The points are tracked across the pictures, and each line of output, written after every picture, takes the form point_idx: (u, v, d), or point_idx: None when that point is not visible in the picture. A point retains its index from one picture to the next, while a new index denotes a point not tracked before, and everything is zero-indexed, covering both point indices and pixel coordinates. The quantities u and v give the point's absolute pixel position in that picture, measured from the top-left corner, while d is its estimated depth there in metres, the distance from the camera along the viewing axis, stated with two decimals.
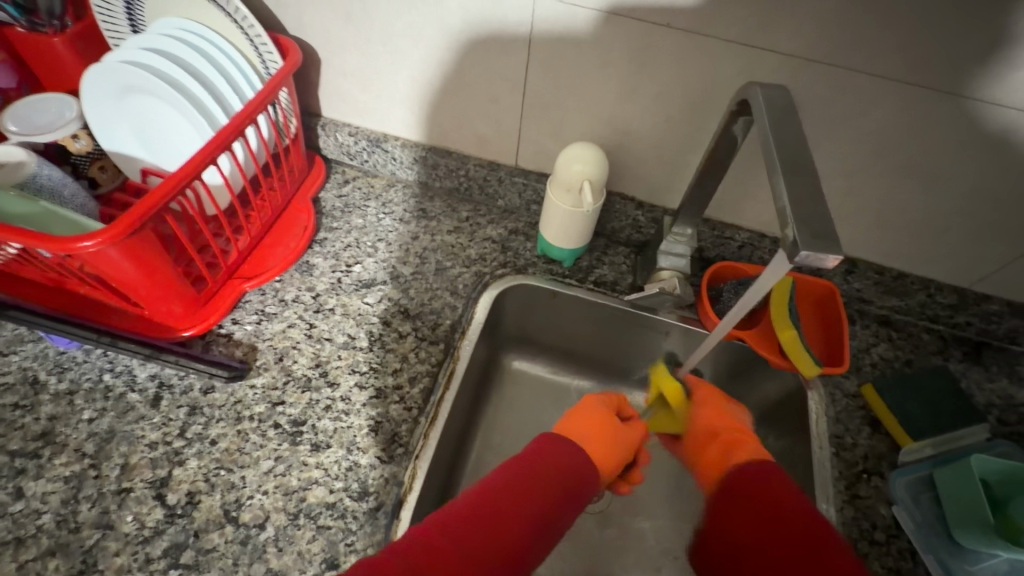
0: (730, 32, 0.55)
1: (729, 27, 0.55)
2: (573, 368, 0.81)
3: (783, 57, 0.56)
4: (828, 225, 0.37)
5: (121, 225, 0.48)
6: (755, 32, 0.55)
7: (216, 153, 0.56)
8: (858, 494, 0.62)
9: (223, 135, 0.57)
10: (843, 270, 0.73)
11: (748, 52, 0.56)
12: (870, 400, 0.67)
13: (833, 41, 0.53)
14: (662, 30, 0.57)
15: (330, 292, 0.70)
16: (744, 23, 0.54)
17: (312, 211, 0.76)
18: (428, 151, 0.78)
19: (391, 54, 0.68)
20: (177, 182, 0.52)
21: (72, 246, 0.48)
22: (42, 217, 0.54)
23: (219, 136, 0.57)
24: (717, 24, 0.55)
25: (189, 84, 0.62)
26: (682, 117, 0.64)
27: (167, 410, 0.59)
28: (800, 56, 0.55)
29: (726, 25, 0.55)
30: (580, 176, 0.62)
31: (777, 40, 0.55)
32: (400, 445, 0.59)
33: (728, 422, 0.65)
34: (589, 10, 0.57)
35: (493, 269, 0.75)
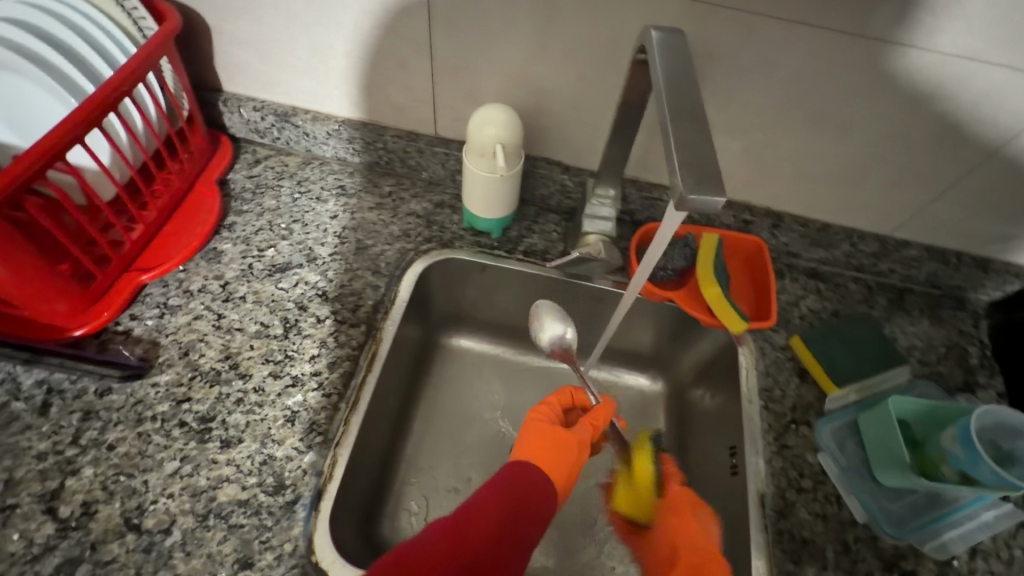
0: None
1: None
2: (512, 342, 0.79)
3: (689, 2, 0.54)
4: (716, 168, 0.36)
5: None
6: None
7: (81, 128, 0.51)
8: (786, 444, 0.62)
9: (88, 107, 0.52)
10: (770, 225, 0.73)
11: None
12: (798, 351, 0.68)
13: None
14: None
15: (240, 280, 0.66)
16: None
17: (218, 194, 0.71)
18: (341, 123, 0.73)
19: (284, 17, 0.63)
20: (30, 162, 0.47)
21: None
22: None
23: (83, 109, 0.51)
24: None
25: (53, 57, 0.56)
26: (596, 73, 0.61)
27: (57, 417, 0.54)
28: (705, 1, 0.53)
29: None
30: (492, 139, 0.59)
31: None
32: (320, 433, 0.56)
33: (697, 541, 0.54)
34: None
35: (418, 244, 0.72)
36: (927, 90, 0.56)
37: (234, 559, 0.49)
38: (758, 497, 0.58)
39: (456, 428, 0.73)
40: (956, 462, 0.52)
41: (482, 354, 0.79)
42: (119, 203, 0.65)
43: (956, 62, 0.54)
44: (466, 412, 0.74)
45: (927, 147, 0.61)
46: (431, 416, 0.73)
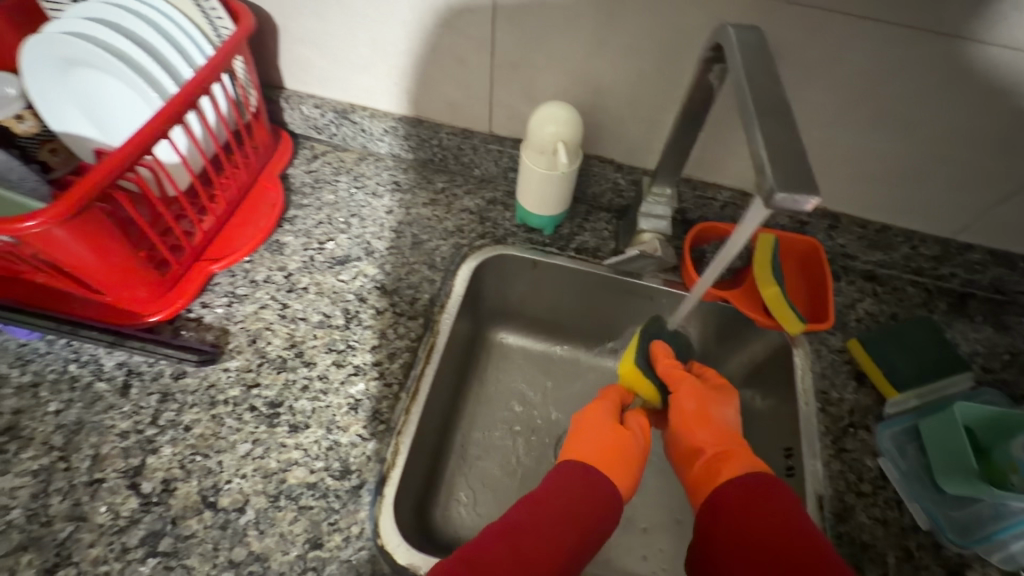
0: None
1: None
2: (559, 338, 0.80)
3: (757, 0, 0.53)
4: (803, 168, 0.36)
5: (65, 202, 0.46)
6: None
7: (166, 125, 0.54)
8: (844, 447, 0.61)
9: (174, 104, 0.54)
10: (826, 226, 0.72)
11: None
12: (855, 354, 0.67)
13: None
14: None
15: (303, 271, 0.68)
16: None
17: (280, 188, 0.73)
18: (398, 121, 0.75)
19: (351, 17, 0.64)
20: (124, 157, 0.50)
21: (14, 227, 0.45)
22: None
23: (169, 107, 0.54)
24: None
25: (141, 58, 0.59)
26: (657, 72, 0.61)
27: (137, 398, 0.57)
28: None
29: None
30: (553, 138, 0.60)
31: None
32: (382, 422, 0.58)
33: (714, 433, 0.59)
34: None
35: (471, 240, 0.73)
36: (1005, 89, 0.55)
37: (304, 539, 0.51)
38: (817, 500, 0.58)
39: (505, 421, 0.74)
40: None
41: (530, 350, 0.80)
42: (190, 196, 0.67)
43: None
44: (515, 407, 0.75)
45: (998, 148, 0.60)
46: (480, 409, 0.74)
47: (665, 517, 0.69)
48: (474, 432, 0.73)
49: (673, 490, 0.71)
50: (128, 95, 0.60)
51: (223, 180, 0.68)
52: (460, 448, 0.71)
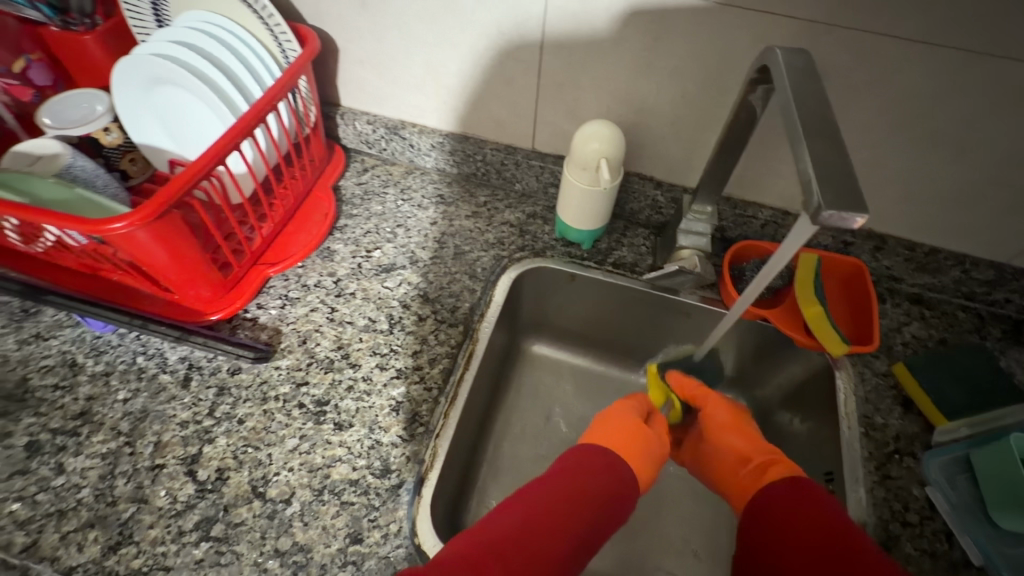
0: None
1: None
2: (593, 351, 0.81)
3: (802, 23, 0.54)
4: (850, 188, 0.36)
5: (148, 207, 0.51)
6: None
7: (237, 139, 0.59)
8: (889, 475, 0.59)
9: (245, 120, 0.59)
10: (872, 247, 0.71)
11: (767, 19, 0.55)
12: (902, 379, 0.65)
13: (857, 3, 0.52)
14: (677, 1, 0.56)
15: (351, 277, 0.71)
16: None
17: (333, 198, 0.77)
18: (445, 137, 0.78)
19: (406, 39, 0.68)
20: (200, 168, 0.55)
21: (104, 228, 0.50)
22: (72, 203, 0.58)
23: (240, 122, 0.59)
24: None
25: (224, 84, 0.65)
26: (700, 92, 0.63)
27: (197, 390, 0.61)
28: (822, 21, 0.54)
29: None
30: (596, 154, 0.61)
31: (798, 6, 0.53)
32: (421, 424, 0.60)
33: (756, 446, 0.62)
34: None
35: (511, 252, 0.75)
36: None
37: (345, 534, 0.53)
38: (860, 528, 0.56)
39: (537, 431, 0.75)
40: None
41: (565, 362, 0.81)
42: (251, 203, 0.72)
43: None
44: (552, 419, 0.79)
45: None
46: (513, 418, 0.76)
47: (699, 539, 0.68)
48: (506, 441, 0.74)
49: (707, 511, 0.70)
50: (208, 117, 0.67)
51: (281, 189, 0.72)
52: (493, 456, 0.72)
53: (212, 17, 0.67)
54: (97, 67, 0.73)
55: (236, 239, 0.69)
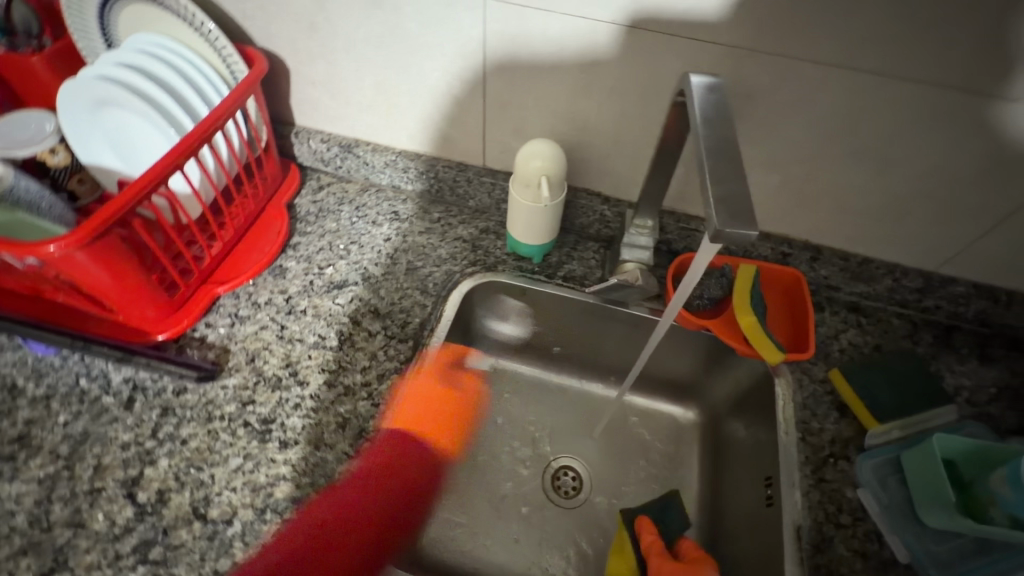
0: (674, 26, 0.57)
1: (671, 19, 0.57)
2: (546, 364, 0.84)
3: (725, 48, 0.57)
4: (747, 210, 0.39)
5: (85, 229, 0.51)
6: (697, 26, 0.56)
7: (181, 159, 0.59)
8: (824, 478, 0.61)
9: (189, 140, 0.60)
10: (808, 257, 0.74)
11: (692, 44, 0.58)
12: (837, 384, 0.67)
13: (773, 30, 0.55)
14: (608, 27, 0.59)
15: (302, 294, 0.72)
16: (684, 15, 0.56)
17: (286, 216, 0.78)
18: (398, 154, 0.80)
19: (355, 61, 0.70)
20: (140, 189, 0.55)
21: (39, 250, 0.50)
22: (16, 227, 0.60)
23: (183, 143, 0.59)
24: (659, 16, 0.56)
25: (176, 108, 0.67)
26: (635, 113, 0.65)
27: (140, 412, 0.60)
28: (742, 46, 0.57)
29: (671, 19, 0.56)
30: (538, 172, 0.62)
31: (720, 32, 0.56)
32: (368, 440, 0.60)
33: None
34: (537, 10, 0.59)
35: (463, 267, 0.76)
36: (969, 129, 0.57)
37: (287, 553, 0.53)
38: (796, 531, 0.57)
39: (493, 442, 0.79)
40: (1005, 505, 0.50)
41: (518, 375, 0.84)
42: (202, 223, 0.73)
43: (1003, 106, 0.54)
44: (509, 431, 0.80)
45: (972, 186, 0.62)
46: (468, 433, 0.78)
47: None
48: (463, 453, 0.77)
49: None
50: (158, 139, 0.68)
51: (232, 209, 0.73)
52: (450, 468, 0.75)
53: (161, 41, 0.68)
54: (47, 89, 0.73)
55: (185, 259, 0.69)
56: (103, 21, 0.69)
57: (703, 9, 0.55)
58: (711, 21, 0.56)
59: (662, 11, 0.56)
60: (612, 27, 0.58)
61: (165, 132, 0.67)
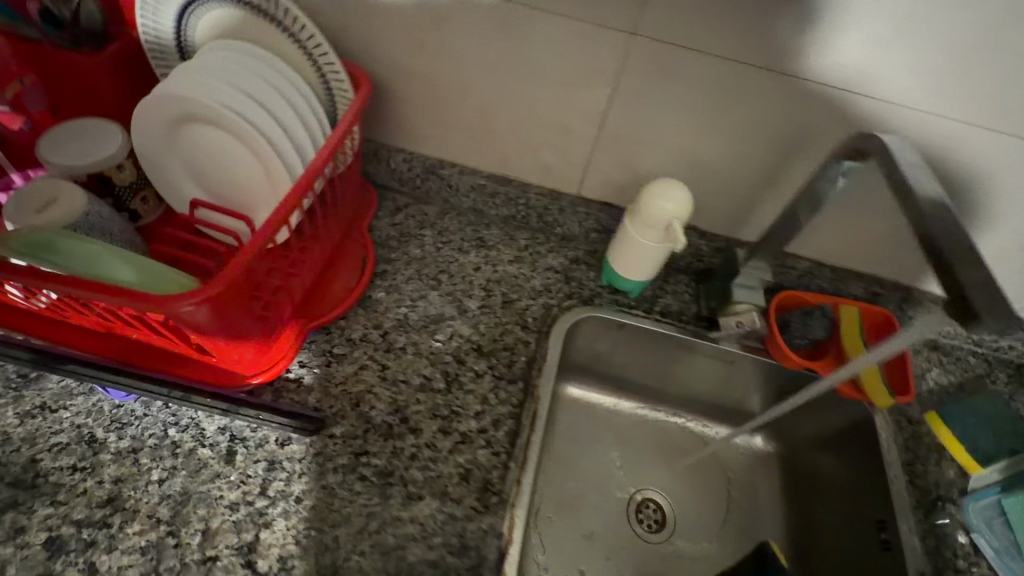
0: (829, 74, 0.55)
1: (829, 69, 0.55)
2: (621, 393, 0.85)
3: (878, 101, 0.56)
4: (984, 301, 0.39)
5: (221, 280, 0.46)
6: (851, 77, 0.55)
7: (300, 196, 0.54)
8: (936, 522, 0.63)
9: (308, 175, 0.55)
10: (899, 299, 0.75)
11: (843, 95, 0.56)
12: (934, 426, 0.69)
13: (934, 88, 0.54)
14: (757, 72, 0.56)
15: (398, 330, 0.67)
16: (840, 65, 0.54)
17: (371, 244, 0.73)
18: (487, 179, 0.75)
19: (461, 84, 0.65)
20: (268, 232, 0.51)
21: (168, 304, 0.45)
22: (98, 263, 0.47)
23: (303, 180, 0.55)
24: (817, 65, 0.55)
25: (275, 121, 0.59)
26: (760, 154, 0.64)
27: (244, 466, 0.55)
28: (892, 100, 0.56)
29: (827, 67, 0.54)
30: (669, 215, 0.61)
31: (875, 85, 0.55)
32: (495, 493, 0.57)
33: None
34: (684, 48, 0.56)
35: (559, 300, 0.74)
36: None
37: None
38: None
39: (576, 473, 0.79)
40: None
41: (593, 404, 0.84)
42: None
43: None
44: (591, 462, 0.80)
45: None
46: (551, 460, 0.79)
47: None
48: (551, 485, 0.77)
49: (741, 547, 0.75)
50: (248, 158, 0.61)
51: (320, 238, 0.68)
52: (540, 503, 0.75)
53: (249, 49, 0.61)
54: (107, 96, 0.64)
55: None
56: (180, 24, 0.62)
57: (866, 64, 0.53)
58: (870, 75, 0.54)
59: (823, 61, 0.54)
60: (764, 72, 0.56)
61: (256, 149, 0.59)
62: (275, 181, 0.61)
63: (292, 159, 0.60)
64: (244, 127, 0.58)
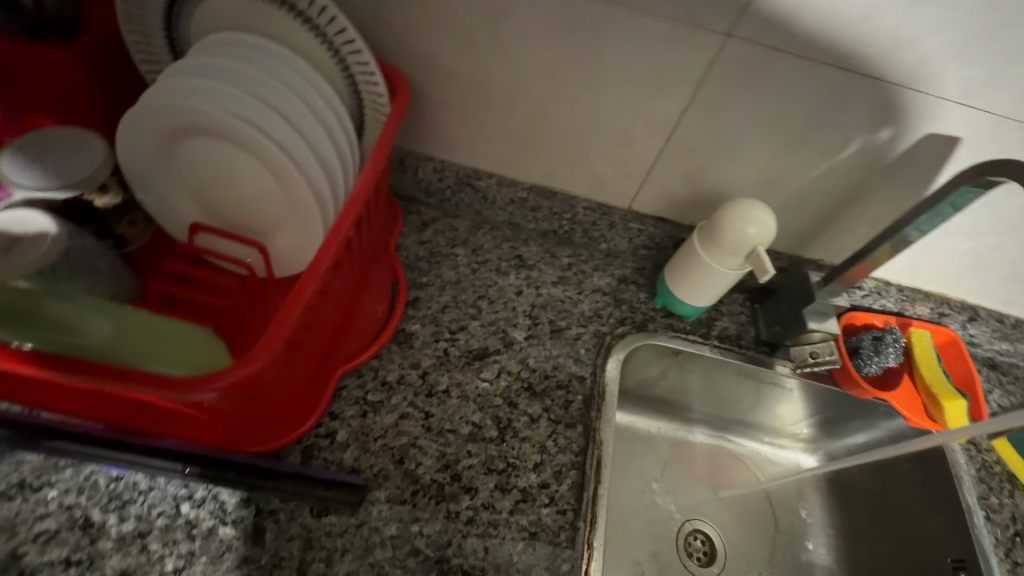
0: (948, 89, 0.49)
1: (952, 83, 0.48)
2: (667, 417, 0.78)
3: (997, 117, 0.50)
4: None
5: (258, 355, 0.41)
6: (975, 92, 0.49)
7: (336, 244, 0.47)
8: (1016, 560, 0.60)
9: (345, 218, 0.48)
10: (965, 317, 0.71)
11: (958, 111, 0.50)
12: (1004, 455, 0.65)
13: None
14: (868, 82, 0.50)
15: (439, 369, 0.59)
16: (965, 81, 0.48)
17: (401, 267, 0.64)
18: (529, 191, 0.68)
19: (512, 87, 0.58)
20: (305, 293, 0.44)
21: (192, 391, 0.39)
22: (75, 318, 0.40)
23: (341, 223, 0.47)
24: (937, 80, 0.48)
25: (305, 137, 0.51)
26: (847, 170, 0.58)
27: (276, 546, 0.47)
28: (1014, 117, 0.50)
29: (946, 82, 0.48)
30: (752, 241, 0.55)
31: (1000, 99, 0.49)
32: (566, 561, 0.51)
33: None
34: (788, 56, 0.49)
35: (611, 326, 0.67)
36: None
37: None
38: None
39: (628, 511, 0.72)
40: None
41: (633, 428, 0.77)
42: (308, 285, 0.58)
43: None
44: (643, 493, 0.74)
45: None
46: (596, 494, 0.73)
47: None
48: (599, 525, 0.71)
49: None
50: (266, 179, 0.52)
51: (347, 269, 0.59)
52: None
53: (261, 44, 0.50)
54: (85, 99, 0.53)
55: None
56: (167, 11, 0.51)
57: (992, 77, 0.47)
58: (992, 92, 0.49)
59: (947, 73, 0.48)
60: (873, 83, 0.50)
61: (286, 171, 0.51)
62: (297, 205, 0.53)
63: (321, 182, 0.52)
64: (261, 144, 0.49)
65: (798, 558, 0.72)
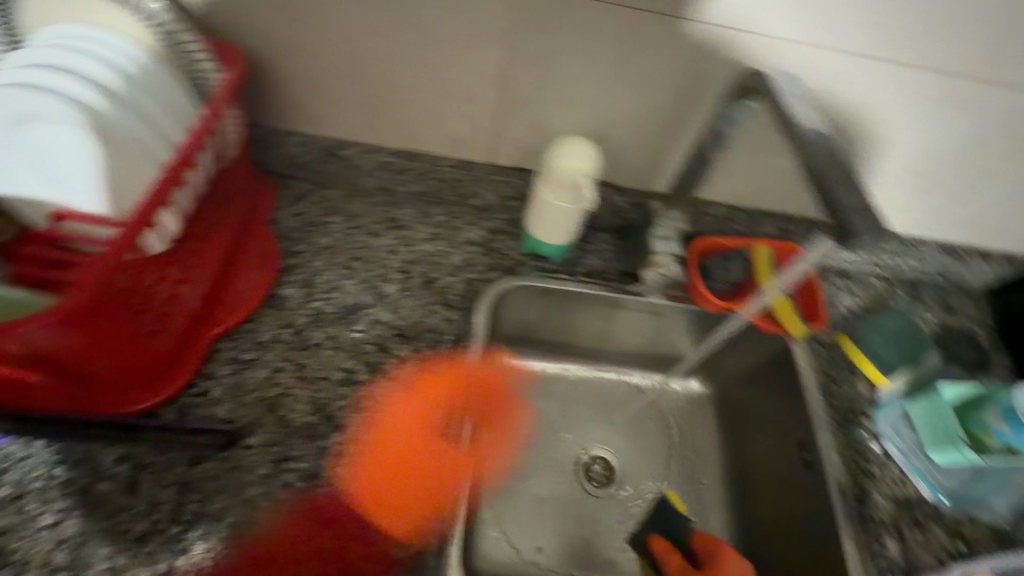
0: (716, 16, 0.57)
1: (728, 10, 0.57)
2: (562, 356, 0.83)
3: (766, 40, 0.59)
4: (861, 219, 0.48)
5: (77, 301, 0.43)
6: (743, 17, 0.57)
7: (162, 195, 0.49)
8: (851, 434, 0.67)
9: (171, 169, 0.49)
10: (809, 230, 0.78)
11: (740, 36, 0.59)
12: (846, 348, 0.73)
13: (815, 22, 0.58)
14: (656, 16, 0.56)
15: (313, 325, 0.63)
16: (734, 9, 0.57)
17: (272, 237, 0.68)
18: (393, 156, 0.72)
19: (351, 54, 0.62)
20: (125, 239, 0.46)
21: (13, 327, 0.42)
22: None
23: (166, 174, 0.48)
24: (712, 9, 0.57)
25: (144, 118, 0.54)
26: (664, 102, 0.64)
27: (151, 493, 0.51)
28: (781, 38, 0.59)
29: (717, 10, 0.57)
30: (575, 172, 0.60)
31: (767, 22, 0.58)
32: (433, 477, 0.56)
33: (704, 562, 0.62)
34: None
35: (482, 273, 0.72)
36: (967, 104, 0.63)
37: None
38: (839, 488, 0.63)
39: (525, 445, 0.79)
40: (1001, 436, 0.61)
41: (532, 373, 0.82)
42: None
43: (996, 89, 0.62)
44: (542, 425, 0.80)
45: (957, 161, 0.70)
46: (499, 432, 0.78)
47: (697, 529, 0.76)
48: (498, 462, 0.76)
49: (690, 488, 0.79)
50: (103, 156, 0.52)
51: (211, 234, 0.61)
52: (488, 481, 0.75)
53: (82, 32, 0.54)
54: None
55: None
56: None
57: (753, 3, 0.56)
58: (763, 16, 0.57)
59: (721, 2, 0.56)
60: (662, 17, 0.57)
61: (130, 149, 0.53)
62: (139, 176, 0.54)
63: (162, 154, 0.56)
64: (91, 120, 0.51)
65: (685, 466, 0.79)
